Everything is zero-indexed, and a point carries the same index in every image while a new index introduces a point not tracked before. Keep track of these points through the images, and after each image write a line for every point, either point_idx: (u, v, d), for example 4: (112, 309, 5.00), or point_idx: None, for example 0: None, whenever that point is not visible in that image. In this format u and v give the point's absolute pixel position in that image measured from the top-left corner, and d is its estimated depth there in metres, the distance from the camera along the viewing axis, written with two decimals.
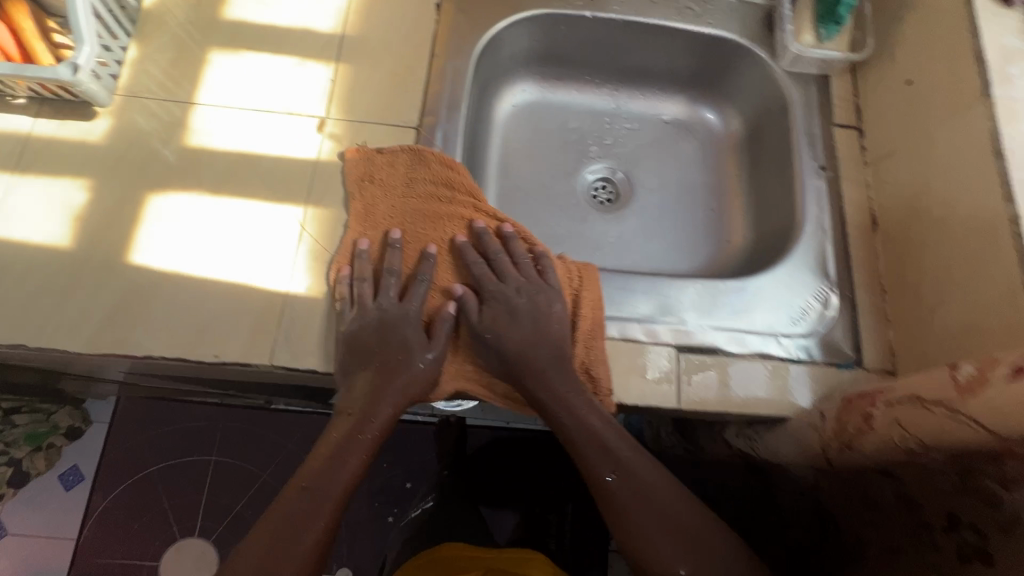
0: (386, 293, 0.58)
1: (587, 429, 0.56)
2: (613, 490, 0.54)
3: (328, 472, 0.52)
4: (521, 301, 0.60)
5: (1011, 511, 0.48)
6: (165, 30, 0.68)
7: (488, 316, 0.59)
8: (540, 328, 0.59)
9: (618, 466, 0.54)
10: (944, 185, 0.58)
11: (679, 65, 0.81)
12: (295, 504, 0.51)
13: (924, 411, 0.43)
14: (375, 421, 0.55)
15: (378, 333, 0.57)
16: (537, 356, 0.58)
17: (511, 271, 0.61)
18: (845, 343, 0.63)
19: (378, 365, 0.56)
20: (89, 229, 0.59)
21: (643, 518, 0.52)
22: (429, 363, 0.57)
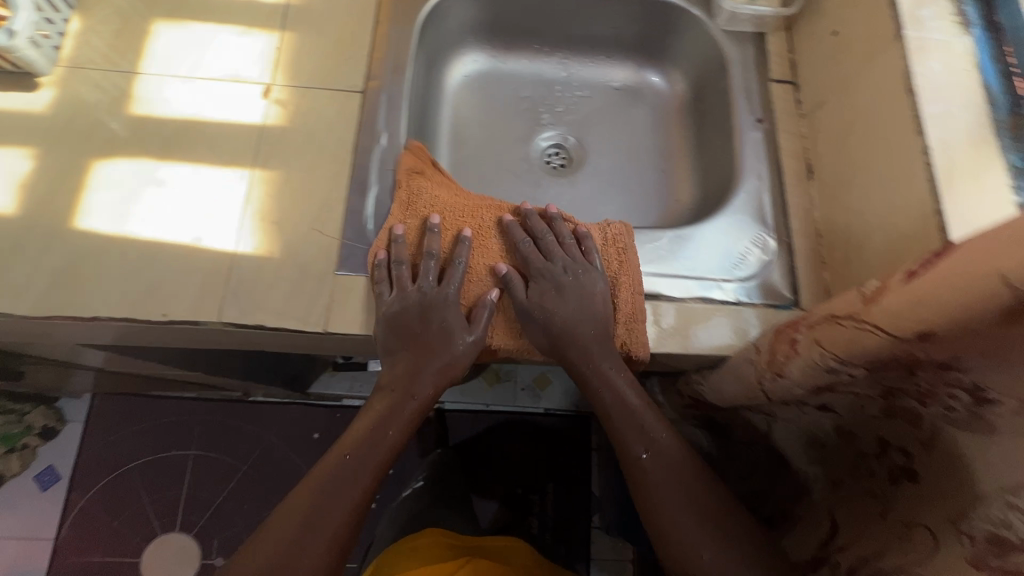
0: (426, 276, 0.59)
1: (623, 408, 0.60)
2: (646, 466, 0.57)
3: (363, 455, 0.54)
4: (571, 280, 0.62)
5: (929, 426, 0.49)
6: (108, 3, 0.68)
7: (535, 295, 0.61)
8: (587, 307, 0.61)
9: (652, 445, 0.58)
10: (868, 128, 0.61)
11: (624, 30, 0.83)
12: (328, 485, 0.52)
13: (837, 327, 0.45)
14: (415, 402, 0.58)
15: (421, 314, 0.58)
16: (582, 332, 0.61)
17: (557, 250, 0.63)
18: (782, 285, 0.65)
19: (420, 346, 0.58)
20: (35, 197, 0.59)
21: (674, 490, 0.56)
22: (470, 345, 0.59)
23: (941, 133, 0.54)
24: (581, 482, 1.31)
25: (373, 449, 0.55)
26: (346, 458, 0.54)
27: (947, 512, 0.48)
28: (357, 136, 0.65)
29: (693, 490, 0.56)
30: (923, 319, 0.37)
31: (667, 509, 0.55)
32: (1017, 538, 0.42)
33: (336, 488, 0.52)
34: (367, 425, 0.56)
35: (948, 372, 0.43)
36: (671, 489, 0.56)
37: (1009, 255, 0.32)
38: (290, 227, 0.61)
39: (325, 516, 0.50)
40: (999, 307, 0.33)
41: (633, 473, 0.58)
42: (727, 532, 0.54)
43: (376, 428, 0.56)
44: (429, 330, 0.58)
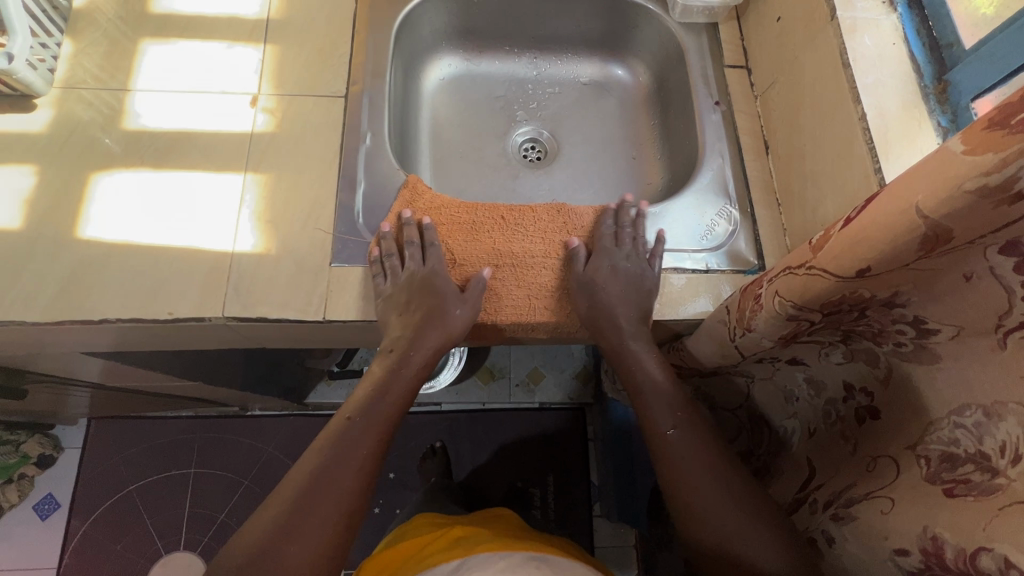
0: (414, 258, 0.65)
1: (653, 386, 0.63)
2: (670, 441, 0.60)
3: (361, 427, 0.57)
4: (628, 263, 0.66)
5: (885, 364, 0.54)
6: (96, 27, 0.72)
7: (592, 271, 0.66)
8: (635, 288, 0.65)
9: (679, 422, 0.61)
10: (813, 102, 0.67)
11: (587, 27, 0.89)
12: (331, 455, 0.54)
13: (794, 277, 0.50)
14: (407, 376, 0.62)
15: (417, 290, 0.63)
16: (622, 314, 0.65)
17: (624, 238, 0.68)
18: (748, 251, 0.70)
19: (419, 318, 0.63)
20: (38, 210, 0.63)
21: (700, 462, 0.58)
22: (467, 314, 0.63)
23: (875, 101, 0.60)
24: (578, 471, 1.34)
25: (371, 420, 0.58)
26: (346, 430, 0.56)
27: (905, 439, 0.52)
28: (342, 138, 0.69)
29: (719, 460, 0.59)
30: (859, 257, 0.42)
31: (696, 478, 0.58)
32: (964, 453, 0.46)
33: (341, 457, 0.54)
34: (363, 396, 0.60)
35: (893, 309, 0.48)
36: (695, 459, 0.58)
37: (922, 189, 0.36)
38: (285, 225, 0.64)
39: (332, 480, 0.53)
40: (918, 235, 0.38)
41: (658, 448, 0.61)
42: (754, 499, 0.57)
43: (371, 403, 0.59)
44: (425, 302, 0.63)
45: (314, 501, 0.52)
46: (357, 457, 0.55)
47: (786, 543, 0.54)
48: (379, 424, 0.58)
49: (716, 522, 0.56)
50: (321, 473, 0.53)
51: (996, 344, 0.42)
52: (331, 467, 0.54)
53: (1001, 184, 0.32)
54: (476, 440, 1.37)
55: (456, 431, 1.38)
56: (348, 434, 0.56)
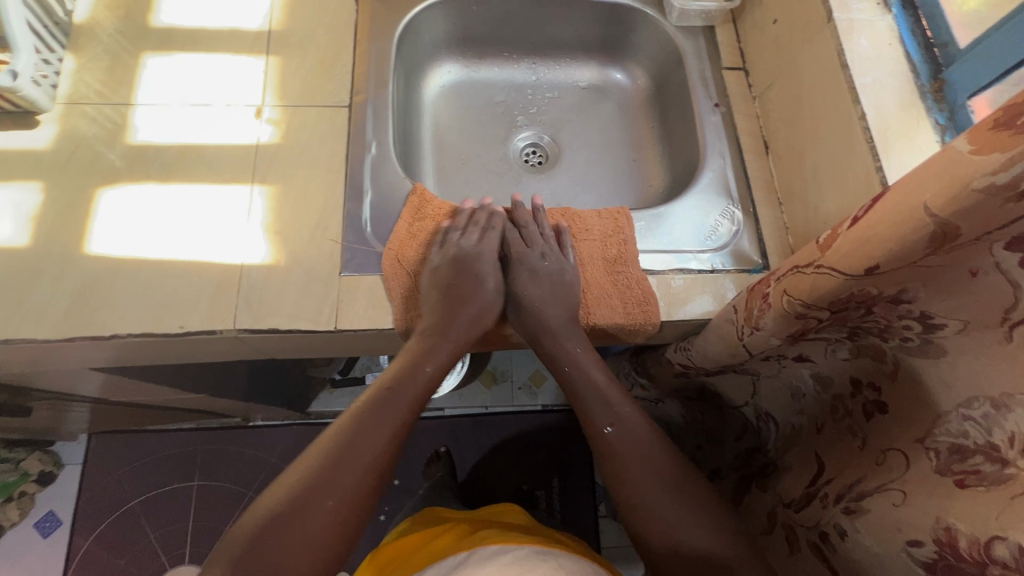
0: (467, 237, 0.70)
1: (589, 387, 0.66)
2: (611, 439, 0.62)
3: (373, 423, 0.56)
4: (546, 264, 0.70)
5: (892, 359, 0.55)
6: (98, 42, 0.72)
7: (513, 276, 0.72)
8: (557, 288, 0.69)
9: (615, 419, 0.63)
10: (812, 102, 0.68)
11: (585, 33, 0.89)
12: (340, 450, 0.54)
13: (801, 275, 0.51)
14: (424, 374, 0.61)
15: (459, 267, 0.68)
16: (552, 316, 0.68)
17: (537, 239, 0.72)
18: (751, 251, 0.71)
19: (455, 297, 0.66)
20: (45, 227, 0.62)
21: (635, 458, 0.61)
22: (496, 295, 0.70)
23: (874, 101, 0.61)
24: (582, 472, 1.35)
25: (384, 418, 0.57)
26: (359, 426, 0.56)
27: (914, 433, 0.53)
28: (347, 147, 0.70)
29: (648, 453, 0.61)
30: (868, 255, 0.43)
31: (628, 471, 0.60)
32: (973, 444, 0.47)
33: (349, 453, 0.53)
34: (368, 396, 0.59)
35: (900, 305, 0.49)
36: (630, 453, 0.61)
37: (929, 188, 0.37)
38: (293, 236, 0.65)
39: (340, 476, 0.52)
40: (926, 233, 0.38)
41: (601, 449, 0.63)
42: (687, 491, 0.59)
43: (385, 401, 0.58)
44: (463, 281, 0.68)
45: (322, 500, 0.50)
46: (365, 456, 0.54)
47: (720, 529, 0.56)
48: (394, 420, 0.57)
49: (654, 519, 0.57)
50: (331, 467, 0.52)
51: (1003, 337, 0.43)
52: (340, 460, 0.53)
53: (1009, 183, 0.33)
54: (480, 443, 1.37)
55: (460, 435, 1.38)
56: (360, 428, 0.56)
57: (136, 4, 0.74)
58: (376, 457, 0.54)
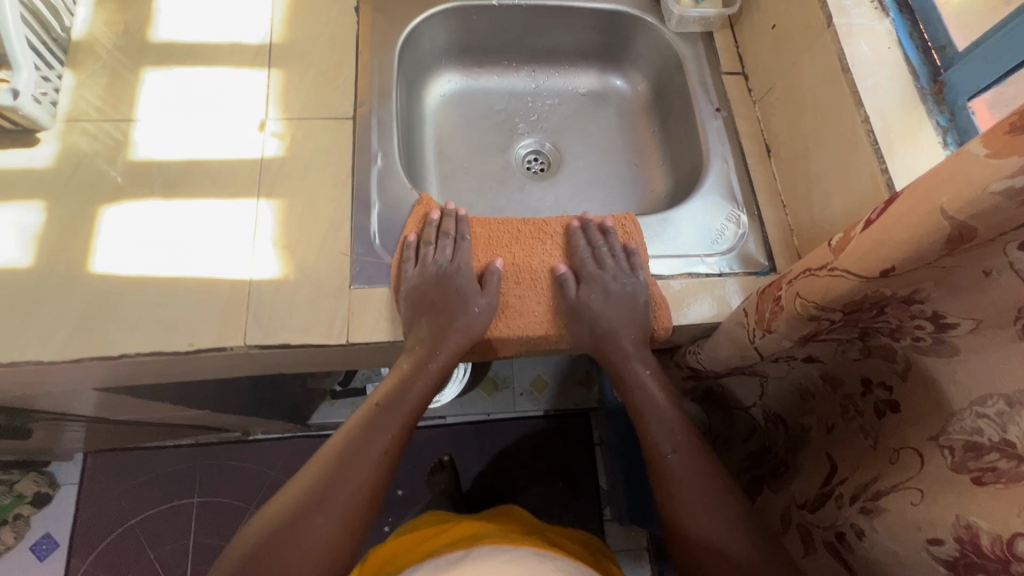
0: (443, 252, 0.66)
1: (657, 411, 0.64)
2: (672, 465, 0.60)
3: (372, 433, 0.57)
4: (617, 285, 0.67)
5: (903, 358, 0.55)
6: (97, 58, 0.71)
7: (585, 294, 0.67)
8: (626, 310, 0.67)
9: (678, 445, 0.61)
10: (813, 106, 0.69)
11: (585, 40, 0.90)
12: (340, 462, 0.55)
13: (814, 278, 0.51)
14: (418, 384, 0.62)
15: (439, 282, 0.65)
16: (625, 337, 0.67)
17: (608, 260, 0.69)
18: (758, 253, 0.71)
19: (438, 312, 0.64)
20: (48, 246, 0.61)
21: (695, 485, 0.59)
22: (486, 307, 0.64)
23: (876, 103, 0.62)
24: (588, 477, 1.35)
25: (382, 426, 0.58)
26: (359, 438, 0.57)
27: (927, 431, 0.54)
28: (353, 159, 0.69)
29: (707, 477, 0.59)
30: (884, 258, 0.43)
31: (684, 493, 0.58)
32: (988, 442, 0.47)
33: (349, 463, 0.55)
34: (363, 411, 0.59)
35: (913, 305, 0.49)
36: (687, 475, 0.59)
37: (945, 192, 0.38)
38: (301, 249, 0.64)
39: (341, 485, 0.54)
40: (944, 235, 0.39)
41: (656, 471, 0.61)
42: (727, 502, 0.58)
43: (380, 412, 0.59)
44: (445, 295, 0.64)
45: (323, 506, 0.52)
46: (364, 464, 0.55)
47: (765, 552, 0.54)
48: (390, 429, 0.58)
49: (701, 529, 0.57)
50: (332, 477, 0.54)
51: (1016, 333, 0.44)
52: (340, 470, 0.55)
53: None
54: (484, 451, 1.37)
55: (462, 444, 1.37)
56: (360, 439, 0.57)
57: (135, 19, 0.73)
58: (375, 464, 0.56)
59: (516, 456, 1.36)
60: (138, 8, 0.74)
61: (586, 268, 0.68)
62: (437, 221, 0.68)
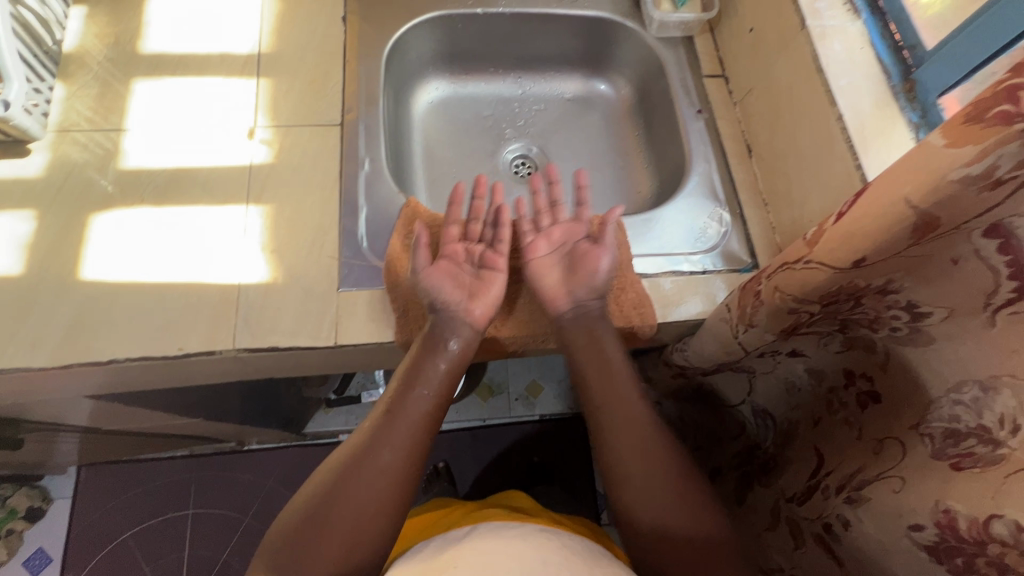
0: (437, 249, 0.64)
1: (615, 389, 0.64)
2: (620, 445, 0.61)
3: (406, 399, 0.58)
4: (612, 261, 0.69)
5: (882, 349, 0.56)
6: (87, 70, 0.72)
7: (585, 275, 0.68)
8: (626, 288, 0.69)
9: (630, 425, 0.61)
10: (790, 105, 0.71)
11: (569, 46, 0.92)
12: (380, 429, 0.56)
13: (791, 271, 0.52)
14: (453, 347, 0.62)
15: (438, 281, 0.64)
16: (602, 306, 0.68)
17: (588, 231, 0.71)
18: (741, 251, 0.73)
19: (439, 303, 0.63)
20: (39, 254, 0.62)
21: (643, 465, 0.59)
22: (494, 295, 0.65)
23: (850, 102, 0.63)
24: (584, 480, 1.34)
25: (418, 392, 0.59)
26: (395, 405, 0.58)
27: (908, 420, 0.54)
28: (341, 165, 0.71)
29: (657, 457, 0.59)
30: (856, 249, 0.44)
31: (638, 461, 0.59)
32: (966, 428, 0.48)
33: (387, 430, 0.56)
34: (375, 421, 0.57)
35: (887, 296, 0.51)
36: (635, 445, 0.60)
37: (908, 183, 0.39)
38: (290, 254, 0.65)
39: (380, 452, 0.55)
40: (909, 224, 0.40)
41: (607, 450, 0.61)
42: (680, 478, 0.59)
43: (415, 376, 0.60)
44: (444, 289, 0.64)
45: (367, 472, 0.53)
46: (403, 432, 0.56)
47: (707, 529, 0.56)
48: (426, 394, 0.59)
49: (647, 498, 0.58)
50: (372, 443, 0.55)
51: (987, 320, 0.45)
52: (379, 438, 0.55)
53: (983, 173, 0.35)
54: (480, 456, 1.37)
55: (458, 449, 1.37)
56: (396, 405, 0.58)
57: (125, 31, 0.75)
58: (413, 433, 0.57)
59: (511, 461, 1.36)
60: (128, 21, 0.75)
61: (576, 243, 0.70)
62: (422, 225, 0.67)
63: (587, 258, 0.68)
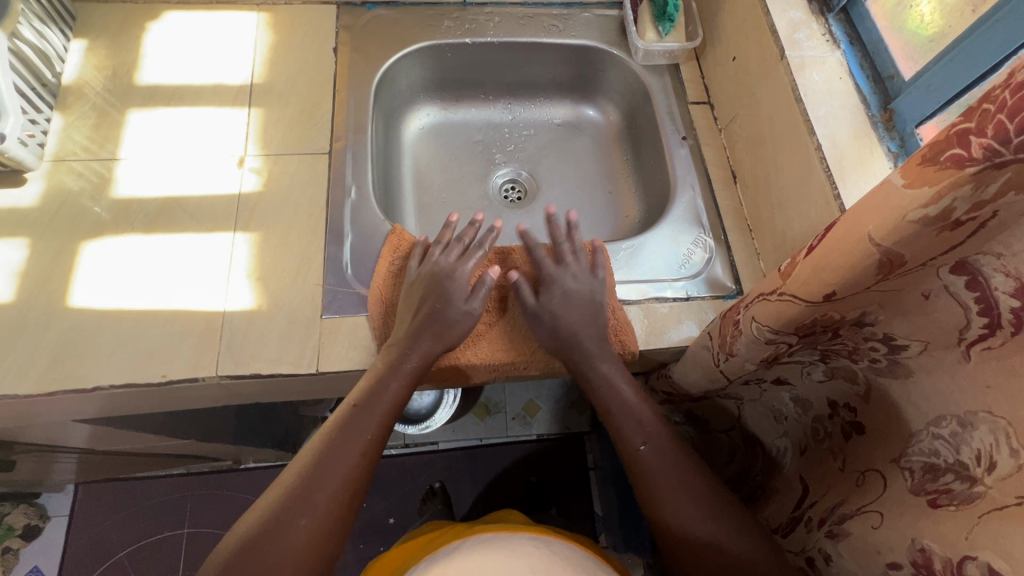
0: (447, 255, 0.68)
1: (624, 406, 0.63)
2: (645, 457, 0.60)
3: (342, 442, 0.55)
4: (577, 285, 0.68)
5: (864, 380, 0.56)
6: (86, 101, 0.75)
7: (545, 301, 0.66)
8: (589, 309, 0.66)
9: (648, 437, 0.61)
10: (771, 133, 0.71)
11: (557, 73, 0.93)
12: (311, 471, 0.53)
13: (767, 303, 0.52)
14: (392, 389, 0.59)
15: (435, 285, 0.65)
16: (587, 337, 0.65)
17: (568, 261, 0.70)
18: (725, 277, 0.73)
19: (421, 313, 0.64)
20: (30, 282, 0.64)
21: (670, 476, 0.59)
22: (466, 313, 0.64)
23: (828, 131, 0.64)
24: (580, 502, 1.32)
25: (355, 436, 0.56)
26: (327, 448, 0.55)
27: (889, 452, 0.53)
28: (328, 192, 0.72)
29: (681, 466, 0.60)
30: (825, 283, 0.44)
31: (656, 478, 0.59)
32: (944, 463, 0.47)
33: (319, 473, 0.53)
34: (339, 418, 0.58)
35: (864, 328, 0.50)
36: (661, 459, 0.60)
37: (871, 221, 0.39)
38: (275, 281, 0.66)
39: (309, 498, 0.52)
40: (874, 261, 0.40)
41: (634, 467, 0.61)
42: (690, 485, 0.58)
43: (353, 417, 0.57)
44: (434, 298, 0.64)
45: (297, 519, 0.51)
46: (335, 476, 0.53)
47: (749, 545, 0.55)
48: (362, 437, 0.56)
49: (671, 509, 0.57)
50: (302, 488, 0.52)
51: (961, 355, 0.44)
52: (308, 484, 0.53)
53: (941, 214, 0.35)
54: (476, 476, 1.35)
55: (455, 468, 1.35)
56: (329, 447, 0.55)
57: (123, 63, 0.77)
58: (344, 478, 0.54)
59: (508, 480, 1.34)
60: (126, 53, 0.78)
61: (543, 270, 0.69)
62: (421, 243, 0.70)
63: (563, 293, 0.67)
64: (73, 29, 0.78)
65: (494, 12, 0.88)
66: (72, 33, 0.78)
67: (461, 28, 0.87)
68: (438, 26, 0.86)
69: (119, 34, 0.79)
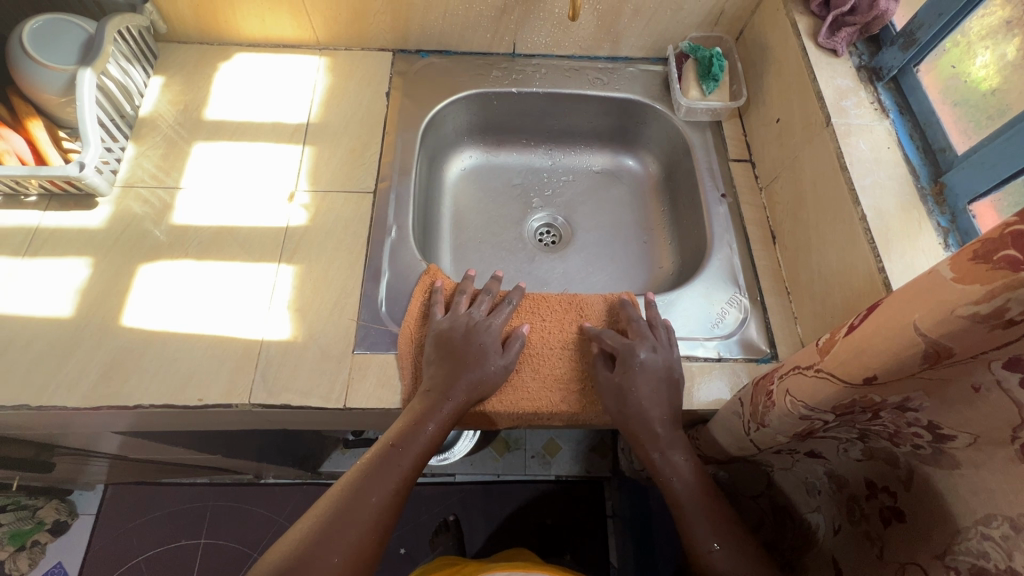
0: (478, 307, 0.70)
1: (688, 491, 0.62)
2: (717, 559, 0.58)
3: (376, 480, 0.56)
4: (654, 358, 0.66)
5: (905, 465, 0.53)
6: (158, 132, 0.81)
7: (618, 374, 0.65)
8: (663, 387, 0.65)
9: (725, 538, 0.59)
10: (815, 197, 0.70)
11: (599, 124, 0.95)
12: (343, 506, 0.53)
13: (803, 378, 0.51)
14: (428, 430, 0.59)
15: (463, 335, 0.66)
16: (655, 416, 0.63)
17: (646, 333, 0.68)
18: (759, 340, 0.71)
19: (454, 362, 0.64)
20: (89, 300, 0.68)
21: None
22: (501, 367, 0.65)
23: (874, 202, 0.63)
24: (598, 551, 1.26)
25: (386, 477, 0.56)
26: (361, 484, 0.55)
27: (932, 547, 0.50)
28: (370, 230, 0.75)
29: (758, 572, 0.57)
30: (865, 366, 0.43)
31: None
32: (995, 568, 0.43)
33: (352, 509, 0.53)
34: (372, 454, 0.58)
35: (907, 413, 0.48)
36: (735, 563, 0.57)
37: (916, 310, 0.38)
38: (312, 314, 0.68)
39: (341, 534, 0.51)
40: (919, 351, 0.39)
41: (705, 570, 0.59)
42: None
43: (390, 456, 0.57)
44: (467, 346, 0.65)
45: (327, 557, 0.50)
46: (367, 513, 0.53)
47: None
48: (396, 477, 0.56)
49: None
50: (334, 522, 0.52)
51: (1014, 454, 0.41)
52: (340, 520, 0.52)
53: (993, 312, 0.34)
54: (491, 512, 1.31)
55: (470, 504, 1.32)
56: (362, 484, 0.55)
57: (194, 99, 0.83)
58: (376, 517, 0.54)
59: (525, 518, 1.30)
60: (198, 90, 0.84)
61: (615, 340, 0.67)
62: (441, 287, 0.72)
63: (639, 368, 0.64)
64: (153, 66, 0.85)
65: (541, 64, 0.92)
66: (152, 70, 0.85)
67: (508, 78, 0.90)
68: (486, 76, 0.90)
69: (194, 72, 0.86)
